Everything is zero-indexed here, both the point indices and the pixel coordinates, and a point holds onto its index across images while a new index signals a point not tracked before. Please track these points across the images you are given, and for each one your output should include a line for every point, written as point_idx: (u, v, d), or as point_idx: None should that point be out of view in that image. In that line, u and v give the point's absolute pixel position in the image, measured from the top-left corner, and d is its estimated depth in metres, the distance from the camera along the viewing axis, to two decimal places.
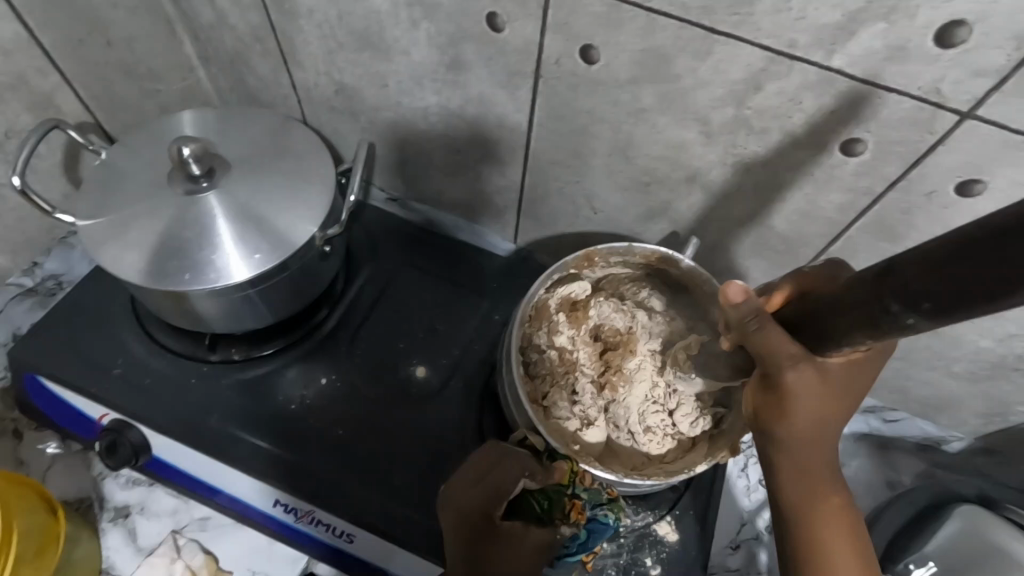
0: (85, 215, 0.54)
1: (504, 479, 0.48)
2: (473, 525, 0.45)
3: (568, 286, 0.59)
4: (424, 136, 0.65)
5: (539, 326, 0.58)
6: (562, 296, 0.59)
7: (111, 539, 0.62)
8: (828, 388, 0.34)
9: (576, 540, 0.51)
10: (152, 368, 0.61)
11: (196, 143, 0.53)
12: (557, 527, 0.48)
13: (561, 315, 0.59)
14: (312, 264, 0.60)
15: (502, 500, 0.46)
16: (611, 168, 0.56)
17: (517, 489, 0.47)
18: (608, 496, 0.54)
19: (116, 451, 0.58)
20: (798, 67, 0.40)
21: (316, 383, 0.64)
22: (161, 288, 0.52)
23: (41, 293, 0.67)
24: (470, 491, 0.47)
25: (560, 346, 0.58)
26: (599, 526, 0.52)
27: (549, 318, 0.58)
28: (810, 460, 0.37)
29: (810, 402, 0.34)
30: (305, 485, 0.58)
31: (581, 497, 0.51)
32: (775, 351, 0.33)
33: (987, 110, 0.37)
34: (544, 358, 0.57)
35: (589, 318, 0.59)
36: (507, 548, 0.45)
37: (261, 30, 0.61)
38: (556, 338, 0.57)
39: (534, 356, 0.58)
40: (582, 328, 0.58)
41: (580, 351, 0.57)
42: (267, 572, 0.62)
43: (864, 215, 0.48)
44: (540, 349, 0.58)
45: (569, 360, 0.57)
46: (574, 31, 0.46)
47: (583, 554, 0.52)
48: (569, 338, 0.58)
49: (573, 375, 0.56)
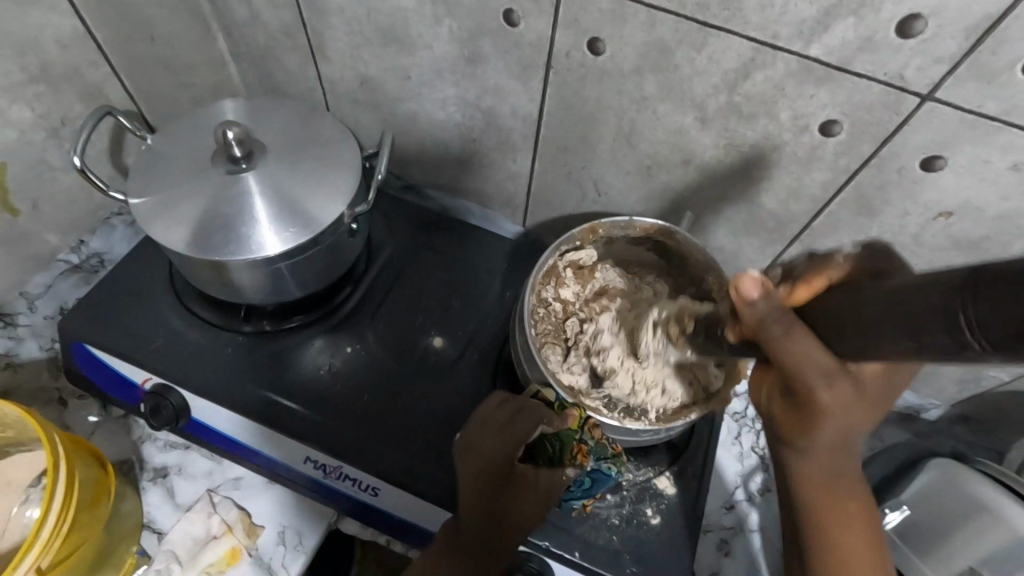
0: (135, 194, 0.59)
1: (525, 424, 0.56)
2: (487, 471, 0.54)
3: (578, 253, 0.66)
4: (441, 126, 0.71)
5: (549, 281, 0.64)
6: (571, 260, 0.66)
7: (151, 497, 0.67)
8: (864, 399, 0.35)
9: (581, 485, 0.59)
10: (193, 338, 0.67)
11: (239, 128, 0.59)
12: (563, 468, 0.56)
13: (569, 273, 0.66)
14: (340, 241, 0.66)
15: (521, 442, 0.55)
16: (615, 152, 0.61)
17: (535, 432, 0.55)
18: (613, 451, 0.61)
19: (159, 414, 0.63)
20: (781, 57, 0.46)
21: (342, 352, 0.69)
22: (205, 257, 0.57)
23: (85, 270, 0.73)
24: (486, 441, 0.56)
25: (565, 300, 0.65)
26: (602, 477, 0.60)
27: (559, 276, 0.65)
28: (830, 464, 0.41)
29: (835, 411, 0.35)
30: (333, 442, 0.63)
31: (587, 442, 0.58)
32: (806, 364, 0.32)
33: (944, 93, 0.43)
34: (549, 310, 0.64)
35: (593, 278, 0.66)
36: (516, 488, 0.54)
37: (293, 27, 0.66)
38: (562, 292, 0.65)
39: (542, 308, 0.64)
40: (586, 285, 0.66)
41: (581, 305, 0.65)
42: (297, 527, 0.67)
43: (842, 191, 0.53)
44: (547, 302, 0.65)
45: (570, 314, 0.65)
46: (583, 26, 0.52)
47: (585, 498, 0.60)
48: (573, 293, 0.65)
49: (574, 325, 0.64)
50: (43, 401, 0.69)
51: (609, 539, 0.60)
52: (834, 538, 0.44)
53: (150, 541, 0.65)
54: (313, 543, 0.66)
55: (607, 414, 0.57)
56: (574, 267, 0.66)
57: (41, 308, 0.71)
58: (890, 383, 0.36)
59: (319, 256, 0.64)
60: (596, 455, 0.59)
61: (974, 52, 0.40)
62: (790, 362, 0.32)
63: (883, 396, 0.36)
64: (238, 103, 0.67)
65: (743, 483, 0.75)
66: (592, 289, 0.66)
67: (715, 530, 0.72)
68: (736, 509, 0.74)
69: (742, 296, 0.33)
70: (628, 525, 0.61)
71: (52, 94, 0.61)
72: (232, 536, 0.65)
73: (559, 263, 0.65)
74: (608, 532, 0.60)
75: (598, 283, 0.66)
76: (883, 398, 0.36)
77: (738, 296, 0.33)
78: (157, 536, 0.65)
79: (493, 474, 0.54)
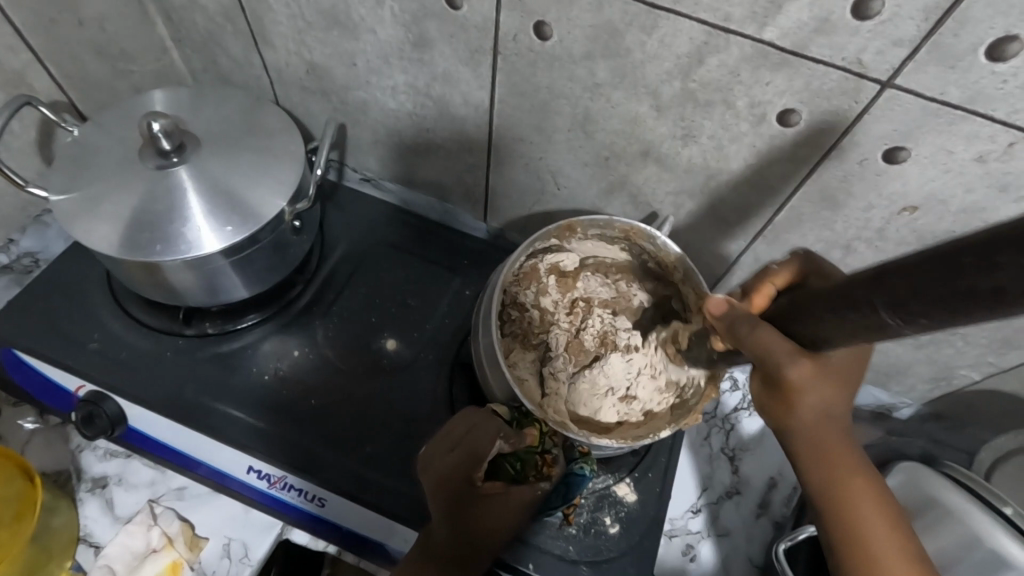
0: (58, 190, 0.55)
1: (480, 440, 0.51)
2: (452, 488, 0.50)
3: (557, 256, 0.62)
4: (394, 115, 0.67)
5: (526, 285, 0.61)
6: (551, 263, 0.62)
7: (88, 509, 0.64)
8: (832, 374, 0.37)
9: (558, 493, 0.56)
10: (129, 343, 0.63)
11: (167, 119, 0.55)
12: (533, 483, 0.52)
13: (551, 279, 0.62)
14: (284, 238, 0.62)
15: (478, 462, 0.50)
16: (571, 142, 0.58)
17: (492, 450, 0.51)
18: (580, 450, 0.58)
19: (93, 423, 0.60)
20: (734, 41, 0.43)
21: (291, 355, 0.66)
22: (135, 258, 0.53)
23: (18, 270, 0.69)
24: (447, 457, 0.51)
25: (543, 308, 0.61)
26: (577, 479, 0.56)
27: (539, 280, 0.62)
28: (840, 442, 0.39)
29: (811, 394, 0.37)
30: (276, 452, 0.60)
31: (552, 453, 0.54)
32: (769, 345, 0.36)
33: (905, 79, 0.40)
34: (524, 315, 0.61)
35: (576, 286, 0.62)
36: (478, 510, 0.49)
37: (232, 11, 0.63)
38: (542, 299, 0.61)
39: (516, 313, 0.61)
40: (568, 293, 0.62)
41: (559, 314, 0.61)
42: (243, 538, 0.63)
43: (805, 183, 0.50)
44: (524, 307, 0.61)
45: (549, 323, 0.61)
46: (529, 7, 0.48)
47: (563, 507, 0.57)
48: (553, 301, 0.62)
49: (553, 334, 0.60)
50: None
51: (566, 550, 0.57)
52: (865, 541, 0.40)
53: (86, 556, 0.62)
54: (259, 556, 0.63)
55: (574, 432, 0.53)
56: (556, 272, 0.62)
57: None
58: (845, 371, 0.38)
59: (260, 253, 0.60)
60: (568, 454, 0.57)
61: (936, 34, 0.37)
62: (759, 350, 0.36)
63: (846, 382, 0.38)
64: (174, 92, 0.63)
65: (711, 485, 0.73)
66: (573, 298, 0.62)
67: (681, 535, 0.70)
68: (704, 512, 0.71)
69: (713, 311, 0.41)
70: (586, 534, 0.58)
71: None
72: (172, 549, 0.62)
73: (538, 266, 0.62)
74: (565, 542, 0.57)
75: (581, 292, 0.62)
76: (846, 380, 0.38)
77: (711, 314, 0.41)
78: (93, 551, 0.62)
79: (450, 495, 0.50)
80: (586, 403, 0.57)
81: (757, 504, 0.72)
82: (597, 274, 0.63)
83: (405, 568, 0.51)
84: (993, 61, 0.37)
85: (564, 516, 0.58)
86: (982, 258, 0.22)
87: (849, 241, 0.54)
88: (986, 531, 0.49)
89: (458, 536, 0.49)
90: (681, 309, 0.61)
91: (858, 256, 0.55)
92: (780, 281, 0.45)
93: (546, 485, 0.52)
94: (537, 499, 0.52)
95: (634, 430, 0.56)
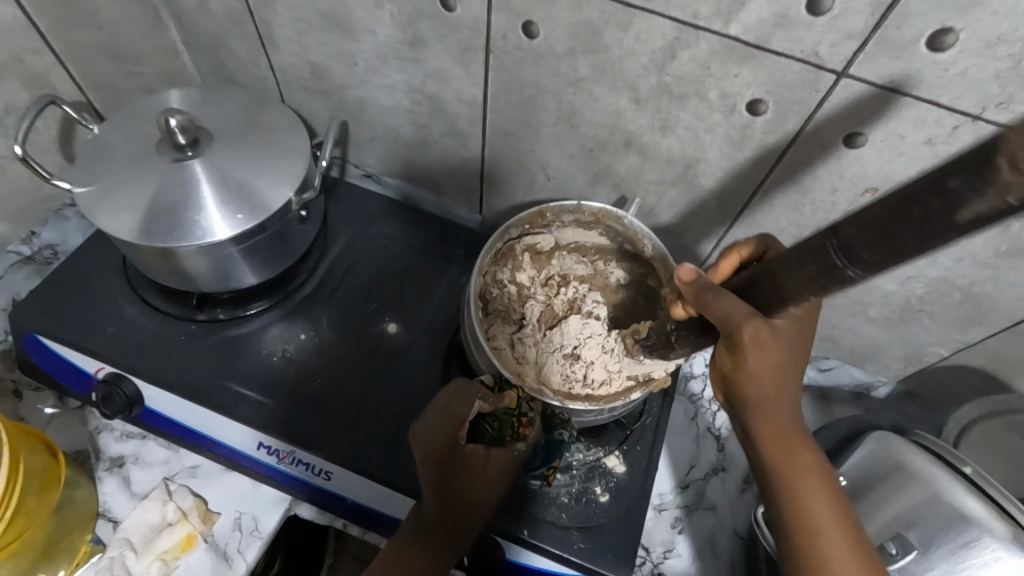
0: (80, 182, 0.59)
1: (460, 408, 0.53)
2: (439, 455, 0.52)
3: (534, 237, 0.66)
4: (392, 112, 0.71)
5: (503, 264, 0.64)
6: (529, 245, 0.66)
7: (106, 486, 0.67)
8: (788, 338, 0.42)
9: (540, 455, 0.60)
10: (144, 327, 0.67)
11: (182, 115, 0.59)
12: (510, 445, 0.53)
13: (526, 258, 0.66)
14: (290, 227, 0.66)
15: (459, 425, 0.52)
16: (559, 134, 0.62)
17: (473, 412, 0.52)
18: (562, 418, 0.61)
19: (111, 401, 0.63)
20: (703, 36, 0.47)
21: (296, 338, 0.70)
22: (152, 244, 0.57)
23: (40, 262, 0.73)
24: (434, 427, 0.53)
25: (521, 284, 0.65)
26: (557, 443, 0.61)
27: (516, 259, 0.65)
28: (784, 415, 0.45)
29: (768, 351, 0.41)
30: (284, 428, 0.63)
31: (528, 414, 0.55)
32: (730, 311, 0.40)
33: (857, 69, 0.44)
34: (503, 292, 0.64)
35: (551, 264, 0.67)
36: (463, 473, 0.52)
37: (239, 15, 0.67)
38: (518, 276, 0.65)
39: (495, 291, 0.64)
40: (543, 271, 0.66)
41: (535, 289, 0.65)
42: (254, 512, 0.67)
43: (775, 169, 0.54)
44: (502, 284, 0.64)
45: (526, 297, 0.64)
46: (516, 8, 0.52)
47: (544, 468, 0.61)
48: (530, 277, 0.65)
49: (529, 306, 0.63)
50: None
51: (558, 517, 0.61)
52: (810, 513, 0.44)
53: (104, 529, 0.65)
54: (269, 529, 0.67)
55: (551, 397, 0.56)
56: (532, 252, 0.66)
57: None
58: (802, 344, 0.43)
59: (267, 241, 0.64)
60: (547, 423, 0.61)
61: (881, 28, 0.41)
62: (722, 314, 0.41)
63: (801, 353, 0.44)
64: (186, 92, 0.67)
65: (698, 462, 0.77)
66: (548, 275, 0.66)
67: (670, 509, 0.74)
68: (692, 488, 0.75)
69: (683, 282, 0.44)
70: (577, 503, 0.62)
71: None
72: (187, 522, 0.65)
73: (514, 246, 0.65)
74: (558, 509, 0.61)
75: (556, 269, 0.66)
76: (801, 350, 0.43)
77: (681, 283, 0.45)
78: (112, 525, 0.65)
79: (437, 462, 0.52)
80: (560, 367, 0.59)
81: (742, 480, 0.76)
82: (573, 254, 0.67)
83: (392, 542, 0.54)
84: (933, 51, 0.41)
85: (544, 478, 0.61)
86: (913, 196, 0.26)
87: (818, 224, 0.58)
88: (948, 491, 0.51)
89: (446, 503, 0.53)
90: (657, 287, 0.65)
91: None
92: (745, 251, 0.50)
93: (523, 446, 0.53)
94: (516, 460, 0.53)
95: (604, 394, 0.58)
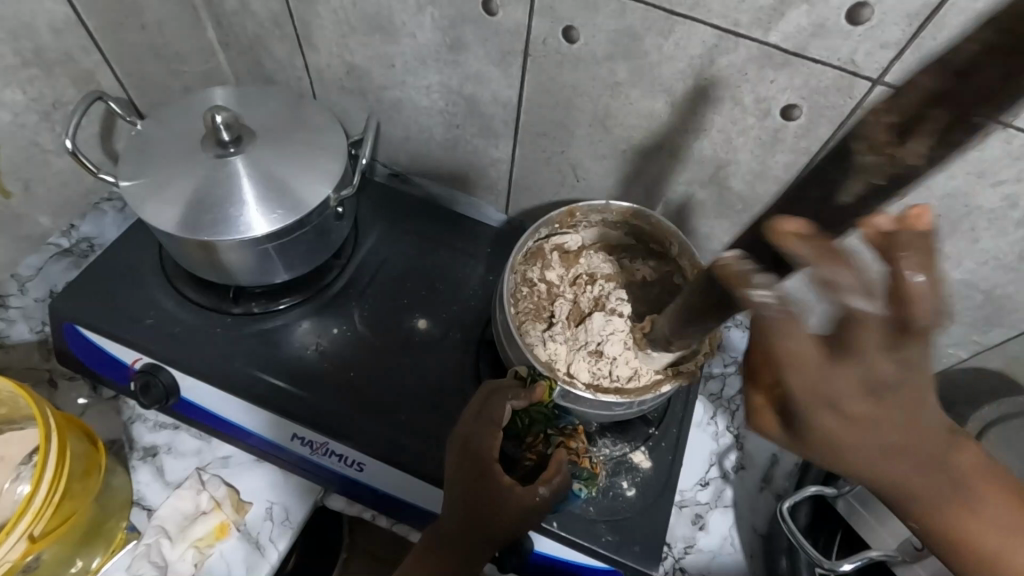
0: (127, 176, 0.61)
1: (495, 408, 0.54)
2: (471, 463, 0.53)
3: (562, 237, 0.67)
4: (426, 113, 0.73)
5: (533, 262, 0.66)
6: (557, 244, 0.67)
7: (141, 475, 0.69)
8: (840, 433, 0.31)
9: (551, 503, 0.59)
10: (181, 319, 0.69)
11: (228, 113, 0.61)
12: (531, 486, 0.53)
13: (554, 256, 0.67)
14: (326, 224, 0.67)
15: (493, 430, 0.53)
16: (591, 136, 0.64)
17: (505, 415, 0.54)
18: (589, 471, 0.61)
19: (149, 391, 0.65)
20: (742, 43, 0.49)
21: (329, 333, 0.71)
22: (195, 237, 0.59)
23: (76, 254, 0.77)
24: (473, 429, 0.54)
25: (550, 282, 0.66)
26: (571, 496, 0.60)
27: (544, 258, 0.67)
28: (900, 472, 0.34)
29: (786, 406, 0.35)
30: (318, 420, 0.65)
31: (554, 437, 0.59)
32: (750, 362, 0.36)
33: (892, 78, 0.46)
34: (533, 290, 0.65)
35: (579, 263, 0.68)
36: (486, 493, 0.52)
37: (281, 17, 0.69)
38: (547, 274, 0.66)
39: (526, 289, 0.65)
40: (571, 269, 0.67)
41: (564, 287, 0.66)
42: (284, 503, 0.68)
43: (805, 173, 0.56)
44: (533, 282, 0.66)
45: (555, 295, 0.66)
46: (559, 14, 0.55)
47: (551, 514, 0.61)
48: (558, 275, 0.66)
49: (558, 305, 0.64)
50: (33, 381, 0.72)
51: (586, 510, 0.62)
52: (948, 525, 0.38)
53: (139, 517, 0.66)
54: (299, 519, 0.68)
55: (581, 389, 0.57)
56: (560, 251, 0.68)
57: (33, 290, 0.74)
58: (891, 391, 0.30)
59: (303, 238, 0.66)
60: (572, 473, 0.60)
61: (918, 38, 0.43)
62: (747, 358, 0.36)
63: (887, 424, 0.31)
64: (226, 91, 0.69)
65: (718, 460, 0.78)
66: (576, 273, 0.67)
67: (690, 505, 0.75)
68: (711, 485, 0.76)
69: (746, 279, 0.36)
70: (605, 496, 0.63)
71: (44, 78, 0.64)
72: (220, 512, 0.66)
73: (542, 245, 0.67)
74: (585, 503, 0.62)
75: (583, 267, 0.67)
76: (883, 422, 0.31)
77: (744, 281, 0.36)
78: (147, 513, 0.67)
79: (469, 467, 0.53)
80: (586, 363, 0.60)
81: (761, 478, 0.78)
82: (600, 252, 0.69)
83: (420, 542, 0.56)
84: None
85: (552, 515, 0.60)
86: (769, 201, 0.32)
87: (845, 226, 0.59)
88: None
89: (469, 511, 0.53)
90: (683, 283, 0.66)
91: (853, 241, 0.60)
92: None
93: (545, 490, 0.53)
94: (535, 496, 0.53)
95: (632, 389, 0.59)
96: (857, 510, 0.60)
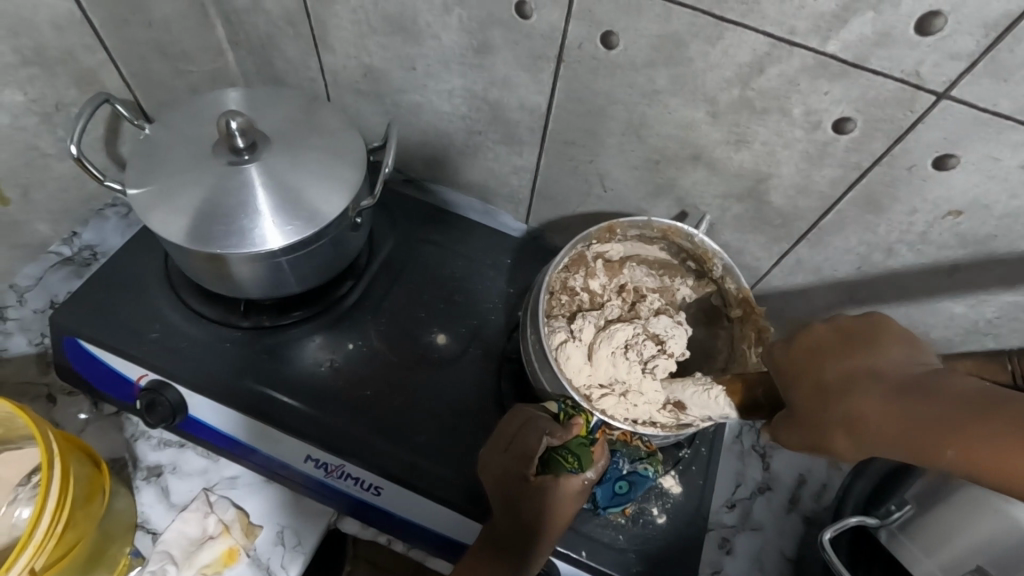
0: (134, 183, 0.58)
1: (528, 439, 0.52)
2: (512, 486, 0.51)
3: (603, 246, 0.65)
4: (446, 119, 0.70)
5: (574, 271, 0.63)
6: (598, 253, 0.64)
7: (144, 496, 0.65)
8: (807, 359, 0.44)
9: (618, 488, 0.59)
10: (187, 333, 0.65)
11: (243, 118, 0.57)
12: (580, 474, 0.51)
13: (598, 264, 0.64)
14: (343, 235, 0.64)
15: (528, 460, 0.51)
16: (623, 146, 0.61)
17: (540, 446, 0.51)
18: (648, 450, 0.60)
19: (155, 410, 0.61)
20: (797, 52, 0.47)
21: (344, 348, 0.68)
22: (205, 249, 0.55)
23: (77, 263, 0.74)
24: (504, 458, 0.52)
25: (593, 291, 0.64)
26: (640, 478, 0.59)
27: (586, 266, 0.64)
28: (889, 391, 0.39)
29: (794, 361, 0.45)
30: (333, 442, 0.61)
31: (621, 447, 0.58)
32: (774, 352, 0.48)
33: (960, 91, 0.44)
34: (575, 297, 0.63)
35: (622, 273, 0.65)
36: (535, 502, 0.51)
37: (296, 16, 0.66)
38: (591, 283, 0.64)
39: (567, 295, 0.63)
40: (614, 279, 0.65)
41: (607, 296, 0.64)
42: (293, 527, 0.65)
43: (852, 188, 0.54)
44: (574, 290, 0.63)
45: (599, 304, 0.63)
46: (597, 18, 0.52)
47: (623, 502, 0.59)
48: (602, 284, 0.64)
49: (608, 307, 0.62)
50: (30, 397, 0.68)
51: (615, 538, 0.59)
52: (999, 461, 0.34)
53: (144, 542, 0.63)
54: (311, 544, 0.65)
55: (618, 421, 0.54)
56: (603, 260, 0.65)
57: (31, 301, 0.71)
58: (856, 330, 0.44)
59: (319, 250, 0.62)
60: (630, 456, 0.59)
61: (992, 50, 0.41)
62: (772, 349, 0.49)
63: (851, 346, 0.43)
64: (237, 93, 0.66)
65: (744, 481, 0.76)
66: (619, 284, 0.65)
67: (717, 529, 0.72)
68: (738, 508, 0.74)
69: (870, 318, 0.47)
70: (635, 524, 0.60)
71: (45, 77, 0.61)
72: (228, 536, 0.63)
73: (586, 252, 0.64)
74: (615, 531, 0.59)
75: (627, 278, 0.65)
76: (847, 347, 0.43)
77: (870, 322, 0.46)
78: (152, 537, 0.63)
79: (511, 490, 0.51)
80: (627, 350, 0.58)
81: (788, 500, 0.75)
82: (641, 266, 0.66)
83: (468, 563, 0.52)
84: None
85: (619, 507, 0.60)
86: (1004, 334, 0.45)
87: (890, 244, 0.57)
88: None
89: (522, 526, 0.51)
90: (723, 306, 0.64)
91: (898, 259, 0.58)
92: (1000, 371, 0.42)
93: (591, 474, 0.51)
94: (585, 489, 0.52)
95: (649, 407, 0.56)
96: (904, 542, 0.57)
